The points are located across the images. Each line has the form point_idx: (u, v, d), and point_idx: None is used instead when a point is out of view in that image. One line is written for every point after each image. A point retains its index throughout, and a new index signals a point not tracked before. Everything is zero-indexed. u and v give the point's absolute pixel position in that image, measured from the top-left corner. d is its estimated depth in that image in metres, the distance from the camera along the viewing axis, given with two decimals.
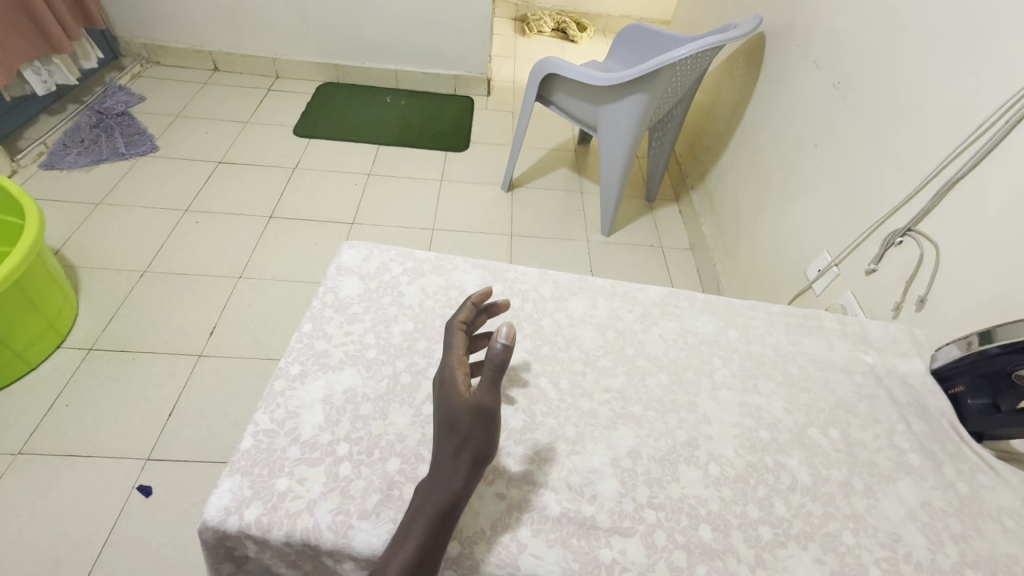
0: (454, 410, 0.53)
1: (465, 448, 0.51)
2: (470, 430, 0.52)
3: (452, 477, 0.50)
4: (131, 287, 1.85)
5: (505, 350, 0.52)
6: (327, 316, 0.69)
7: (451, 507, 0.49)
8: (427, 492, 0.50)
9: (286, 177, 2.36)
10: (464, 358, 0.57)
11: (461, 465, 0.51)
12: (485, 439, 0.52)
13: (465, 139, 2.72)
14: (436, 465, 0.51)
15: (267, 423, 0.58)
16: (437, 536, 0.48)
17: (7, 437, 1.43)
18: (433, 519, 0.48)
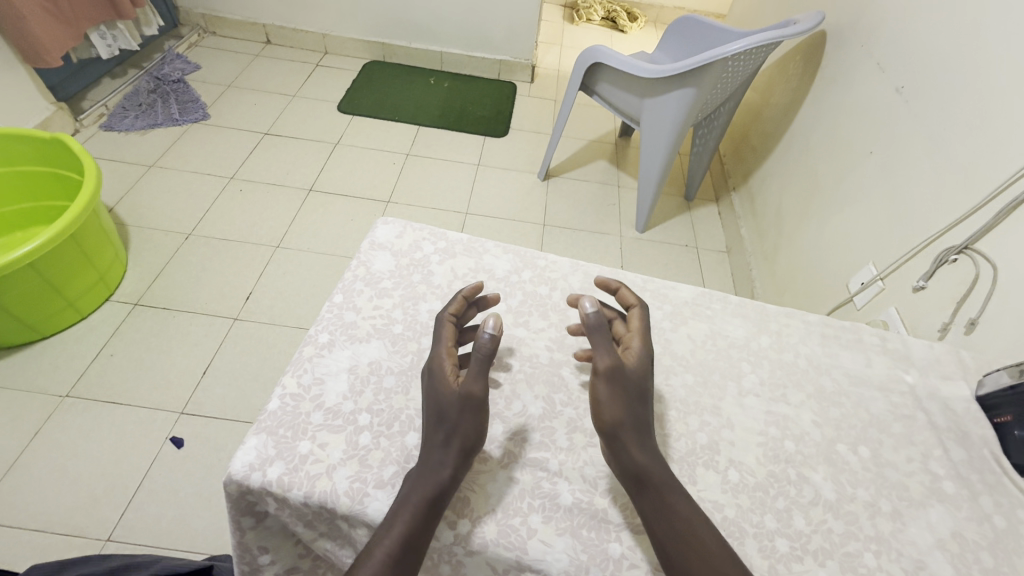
0: (442, 400, 0.54)
1: (454, 437, 0.53)
2: (459, 420, 0.53)
3: (440, 466, 0.51)
4: (176, 248, 1.93)
5: (491, 341, 0.54)
6: (358, 288, 0.70)
7: (441, 494, 0.50)
8: (415, 479, 0.51)
9: (327, 152, 2.41)
10: (452, 349, 0.58)
11: (450, 456, 0.52)
12: (474, 428, 0.53)
13: (505, 125, 2.71)
14: (426, 451, 0.53)
15: (294, 387, 0.60)
16: (429, 524, 0.49)
17: (57, 380, 1.53)
18: (423, 507, 0.49)
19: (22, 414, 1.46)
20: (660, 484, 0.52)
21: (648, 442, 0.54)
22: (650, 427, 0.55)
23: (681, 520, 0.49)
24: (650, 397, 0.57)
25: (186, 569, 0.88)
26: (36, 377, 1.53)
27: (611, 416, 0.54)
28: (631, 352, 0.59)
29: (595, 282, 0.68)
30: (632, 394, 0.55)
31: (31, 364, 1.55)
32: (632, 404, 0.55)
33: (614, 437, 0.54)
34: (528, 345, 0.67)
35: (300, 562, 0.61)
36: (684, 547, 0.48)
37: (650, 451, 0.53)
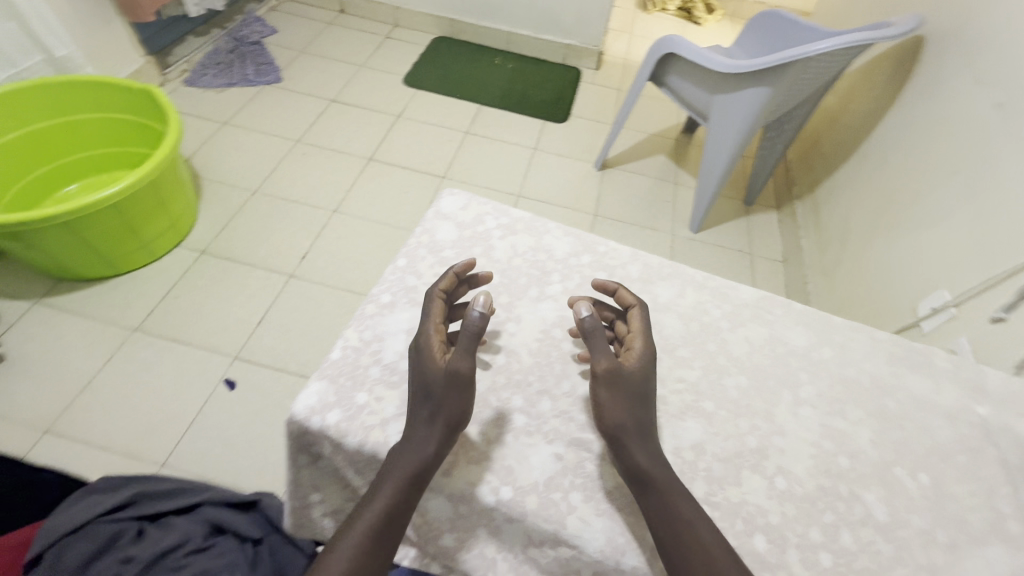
0: (429, 377, 0.55)
1: (439, 413, 0.53)
2: (445, 396, 0.53)
3: (425, 441, 0.52)
4: (242, 202, 2.03)
5: (480, 320, 0.55)
6: (421, 255, 0.72)
7: (425, 468, 0.51)
8: (397, 455, 0.52)
9: (389, 123, 2.46)
10: (441, 325, 0.59)
11: (434, 432, 0.52)
12: (459, 406, 0.53)
13: (565, 111, 2.68)
14: (413, 427, 0.53)
15: (355, 341, 0.62)
16: (412, 496, 0.51)
17: (129, 314, 1.65)
18: (407, 482, 0.51)
19: (97, 341, 1.59)
20: (658, 484, 0.51)
21: (648, 441, 0.54)
22: (651, 430, 0.56)
23: (681, 520, 0.49)
24: (653, 398, 0.58)
25: (235, 500, 0.92)
26: (111, 309, 1.66)
27: (612, 420, 0.54)
28: (634, 352, 0.59)
29: (592, 285, 0.68)
30: (633, 397, 0.56)
31: (109, 297, 1.68)
32: (635, 407, 0.55)
33: (616, 440, 0.53)
34: None
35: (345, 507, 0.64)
36: (684, 550, 0.48)
37: (652, 452, 0.53)
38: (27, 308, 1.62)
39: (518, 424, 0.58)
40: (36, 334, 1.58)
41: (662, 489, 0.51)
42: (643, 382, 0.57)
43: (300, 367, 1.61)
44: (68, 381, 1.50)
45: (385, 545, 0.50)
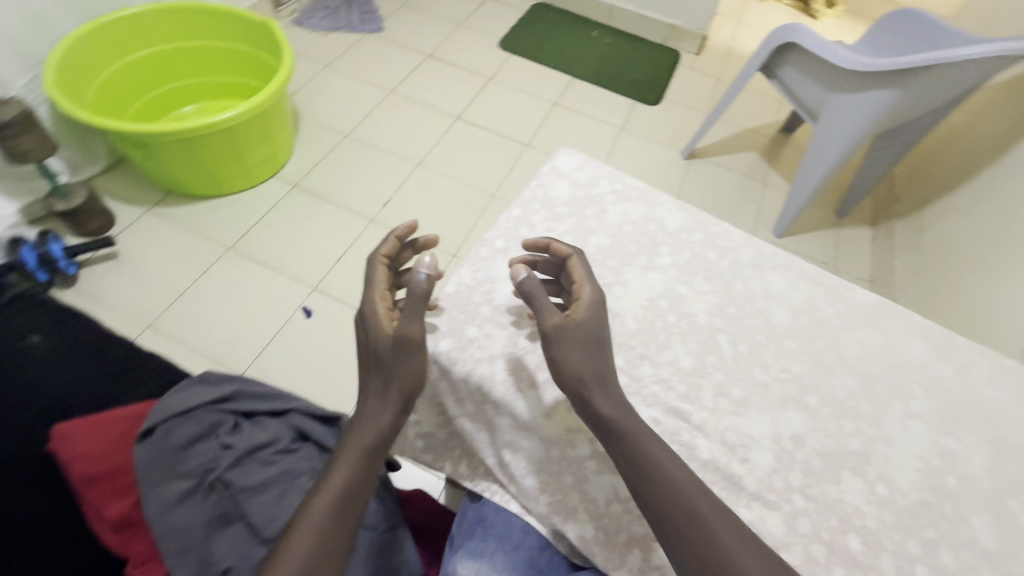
0: (377, 346, 0.59)
1: (391, 386, 0.58)
2: (395, 364, 0.58)
3: (380, 412, 0.59)
4: (334, 144, 2.11)
5: (426, 281, 0.58)
6: (535, 208, 0.73)
7: (380, 440, 0.59)
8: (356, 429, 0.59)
9: (480, 85, 2.47)
10: (385, 291, 0.63)
11: (389, 404, 0.58)
12: (411, 374, 0.58)
13: (659, 93, 2.59)
14: (365, 405, 0.60)
15: (469, 280, 0.65)
16: (369, 466, 0.59)
17: (226, 233, 1.78)
18: (364, 454, 0.58)
19: (195, 254, 1.72)
20: (623, 432, 0.51)
21: (609, 388, 0.54)
22: (611, 374, 0.55)
23: (657, 466, 0.50)
24: (608, 344, 0.57)
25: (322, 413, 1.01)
26: (210, 227, 1.79)
27: (572, 372, 0.53)
28: (582, 301, 0.59)
29: (525, 244, 0.66)
30: (587, 348, 0.55)
31: (209, 215, 1.81)
32: (590, 355, 0.55)
33: (578, 393, 0.53)
34: (687, 303, 0.67)
35: (436, 431, 0.70)
36: (656, 489, 0.49)
37: (615, 399, 0.53)
38: (141, 215, 1.77)
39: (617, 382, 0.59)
40: (146, 239, 1.72)
41: (627, 438, 0.51)
42: (594, 332, 0.56)
43: None
44: (168, 286, 1.64)
45: (350, 510, 0.57)
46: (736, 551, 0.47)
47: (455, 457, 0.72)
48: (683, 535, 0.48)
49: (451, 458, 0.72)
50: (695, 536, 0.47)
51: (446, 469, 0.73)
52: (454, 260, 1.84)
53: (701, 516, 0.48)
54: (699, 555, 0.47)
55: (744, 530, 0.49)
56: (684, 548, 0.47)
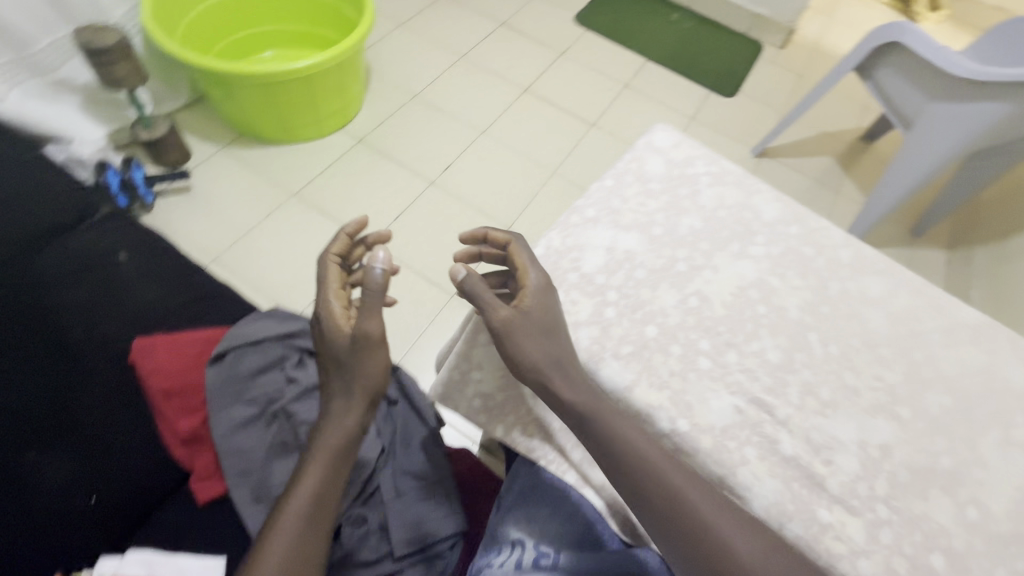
0: (339, 347, 0.73)
1: (355, 389, 0.71)
2: (357, 366, 0.72)
3: (348, 413, 0.71)
4: (402, 103, 2.11)
5: (381, 275, 0.73)
6: (627, 181, 0.71)
7: (347, 440, 0.69)
8: (327, 432, 0.69)
9: (551, 59, 2.41)
10: (339, 287, 0.77)
11: (356, 404, 0.71)
12: (375, 378, 0.72)
13: (735, 85, 2.47)
14: (328, 415, 0.71)
15: (557, 245, 0.64)
16: (336, 466, 0.68)
17: (292, 180, 1.82)
18: (333, 455, 0.68)
19: (261, 197, 1.77)
20: (590, 415, 0.54)
21: (571, 376, 0.56)
22: (575, 360, 0.56)
23: (626, 449, 0.53)
24: (564, 325, 0.57)
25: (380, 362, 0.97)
26: (278, 172, 1.83)
27: (530, 365, 0.56)
28: (527, 289, 0.58)
29: (465, 240, 0.75)
30: (539, 335, 0.56)
31: (277, 160, 1.86)
32: (545, 342, 0.56)
33: (542, 384, 0.56)
34: (779, 296, 0.64)
35: (498, 394, 0.69)
36: (627, 466, 0.53)
37: (578, 387, 0.55)
38: (214, 152, 1.83)
39: (702, 366, 0.57)
40: (219, 177, 1.78)
41: (589, 426, 0.54)
42: (546, 317, 0.57)
43: (423, 269, 1.70)
44: (234, 225, 1.69)
45: (326, 501, 0.66)
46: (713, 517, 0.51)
47: (512, 420, 0.69)
48: (657, 503, 0.53)
49: (506, 424, 0.69)
50: (666, 509, 0.52)
51: (497, 432, 0.70)
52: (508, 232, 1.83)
53: (673, 489, 0.52)
54: (673, 519, 0.52)
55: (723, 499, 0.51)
56: (659, 514, 0.53)
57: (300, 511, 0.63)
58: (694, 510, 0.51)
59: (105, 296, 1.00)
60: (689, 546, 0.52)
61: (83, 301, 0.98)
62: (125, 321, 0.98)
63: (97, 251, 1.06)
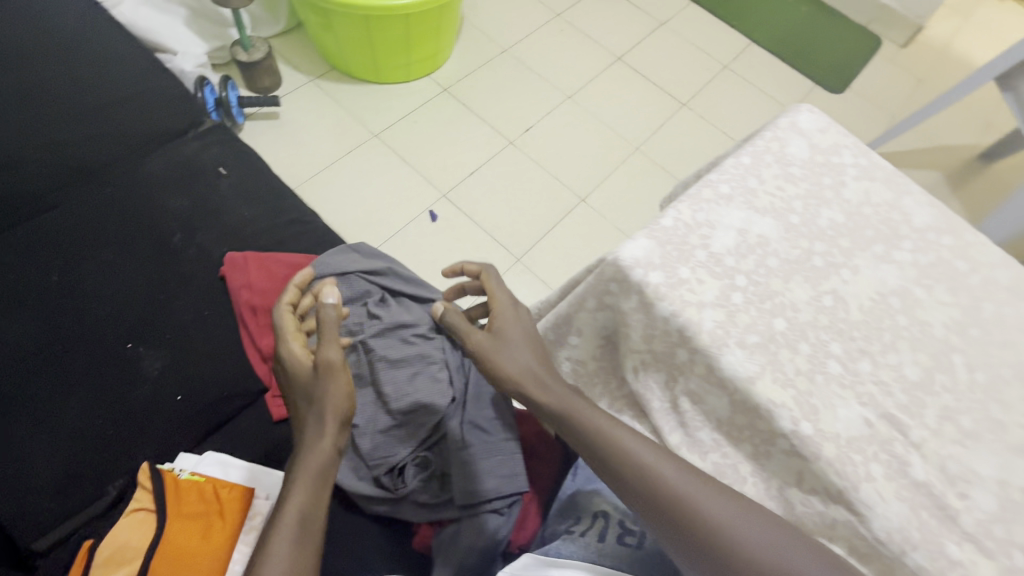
0: (305, 381, 0.70)
1: (325, 412, 0.66)
2: (323, 392, 0.68)
3: (321, 434, 0.65)
4: (491, 57, 2.05)
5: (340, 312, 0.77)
6: (767, 161, 0.65)
7: (329, 460, 0.63)
8: (303, 456, 0.63)
9: (650, 29, 2.28)
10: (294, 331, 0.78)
11: (329, 426, 0.65)
12: (341, 399, 0.68)
13: (845, 81, 2.28)
14: (303, 441, 0.64)
15: (687, 218, 0.59)
16: (320, 487, 0.61)
17: (375, 121, 1.82)
18: (317, 477, 0.61)
19: (342, 133, 1.77)
20: (563, 419, 0.60)
21: (544, 384, 0.64)
22: (549, 376, 0.65)
23: (613, 447, 0.56)
24: (533, 337, 0.69)
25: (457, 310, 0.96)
26: (362, 111, 1.83)
27: (509, 376, 0.66)
28: (496, 314, 0.73)
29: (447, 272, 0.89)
30: (508, 350, 0.68)
31: (361, 99, 1.85)
32: (517, 356, 0.67)
33: (522, 394, 0.65)
34: (924, 309, 0.58)
35: (591, 362, 0.71)
36: (613, 462, 0.55)
37: (553, 391, 0.62)
38: (304, 83, 1.84)
39: (832, 370, 0.53)
40: (306, 108, 1.80)
41: (569, 425, 0.59)
42: (514, 337, 0.69)
43: (493, 230, 1.68)
44: (316, 158, 1.71)
45: (314, 525, 0.58)
46: (717, 512, 0.50)
47: (602, 389, 0.72)
48: (654, 503, 0.52)
49: (595, 393, 0.73)
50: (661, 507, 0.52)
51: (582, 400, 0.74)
52: (582, 205, 1.78)
53: (672, 486, 0.52)
54: (676, 520, 0.51)
55: (724, 492, 0.52)
56: (657, 513, 0.52)
57: (284, 538, 0.55)
58: (698, 506, 0.50)
59: (205, 207, 1.04)
60: (697, 548, 0.50)
61: (187, 209, 1.03)
62: (220, 235, 1.02)
63: (198, 163, 1.09)
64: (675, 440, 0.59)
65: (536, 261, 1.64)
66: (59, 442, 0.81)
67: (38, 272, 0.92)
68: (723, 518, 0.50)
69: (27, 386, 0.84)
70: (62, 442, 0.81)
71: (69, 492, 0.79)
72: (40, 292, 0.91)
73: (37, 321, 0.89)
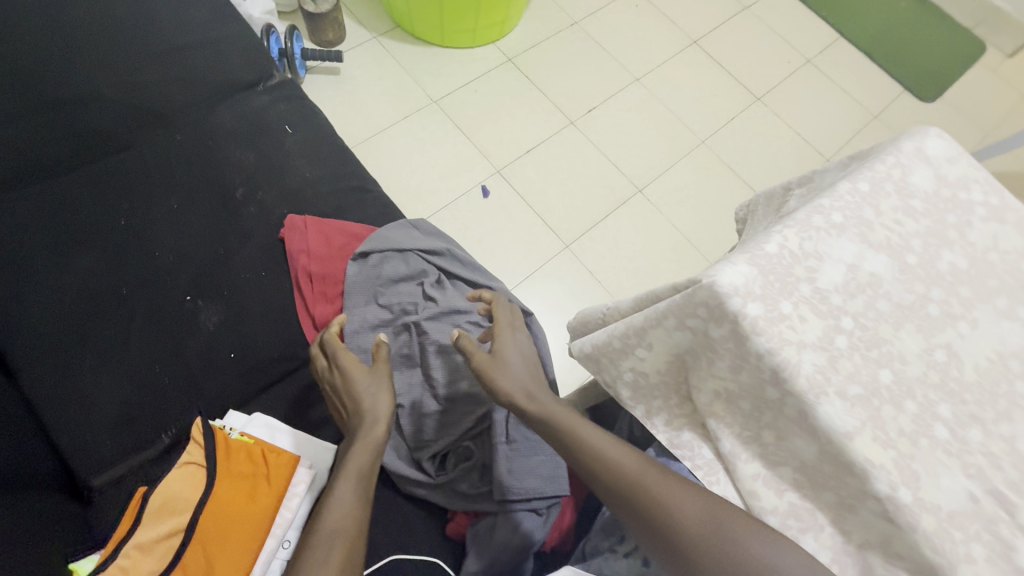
0: (348, 390, 0.76)
1: (372, 413, 0.73)
2: (366, 397, 0.74)
3: (375, 424, 0.71)
4: (561, 28, 1.95)
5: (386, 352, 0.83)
6: (887, 190, 0.59)
7: (374, 450, 0.69)
8: (353, 446, 0.69)
9: (732, 13, 2.13)
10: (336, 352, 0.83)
11: (380, 423, 0.72)
12: (383, 404, 0.74)
13: (939, 88, 2.09)
14: (353, 437, 0.71)
15: (794, 246, 0.54)
16: (367, 472, 0.67)
17: (435, 86, 1.76)
18: (363, 464, 0.67)
19: (401, 97, 1.73)
20: (536, 417, 0.67)
21: (535, 396, 0.70)
22: (537, 392, 0.70)
23: (573, 436, 0.63)
24: (530, 368, 0.74)
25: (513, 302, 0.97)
26: (423, 74, 1.78)
27: (503, 391, 0.71)
28: (500, 339, 0.78)
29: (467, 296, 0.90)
30: (507, 367, 0.73)
31: (423, 62, 1.80)
32: (513, 372, 0.72)
33: (512, 405, 0.70)
34: None
35: (654, 376, 0.64)
36: (570, 447, 0.62)
37: (540, 402, 0.68)
38: (367, 40, 1.79)
39: (937, 435, 0.49)
40: (368, 66, 1.75)
41: (539, 421, 0.66)
42: (511, 356, 0.75)
43: (544, 213, 1.63)
44: (373, 119, 1.68)
45: (362, 500, 0.64)
46: (673, 499, 0.55)
47: (660, 404, 0.66)
48: (612, 490, 0.58)
49: (653, 405, 0.66)
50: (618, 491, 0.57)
51: (637, 411, 0.68)
52: (638, 196, 1.71)
53: (630, 476, 0.57)
54: (633, 503, 0.56)
55: (678, 480, 0.56)
56: (616, 499, 0.58)
57: (334, 513, 0.61)
58: (658, 497, 0.55)
59: (269, 164, 1.03)
60: (655, 532, 0.54)
61: (252, 165, 1.02)
62: (282, 195, 1.01)
63: (265, 119, 1.07)
64: (749, 472, 0.56)
65: (584, 250, 1.60)
66: (119, 385, 0.83)
67: (107, 214, 0.93)
68: (677, 505, 0.54)
69: (92, 327, 0.86)
70: (122, 386, 0.83)
71: (126, 435, 0.81)
72: (109, 234, 0.92)
73: (104, 263, 0.90)
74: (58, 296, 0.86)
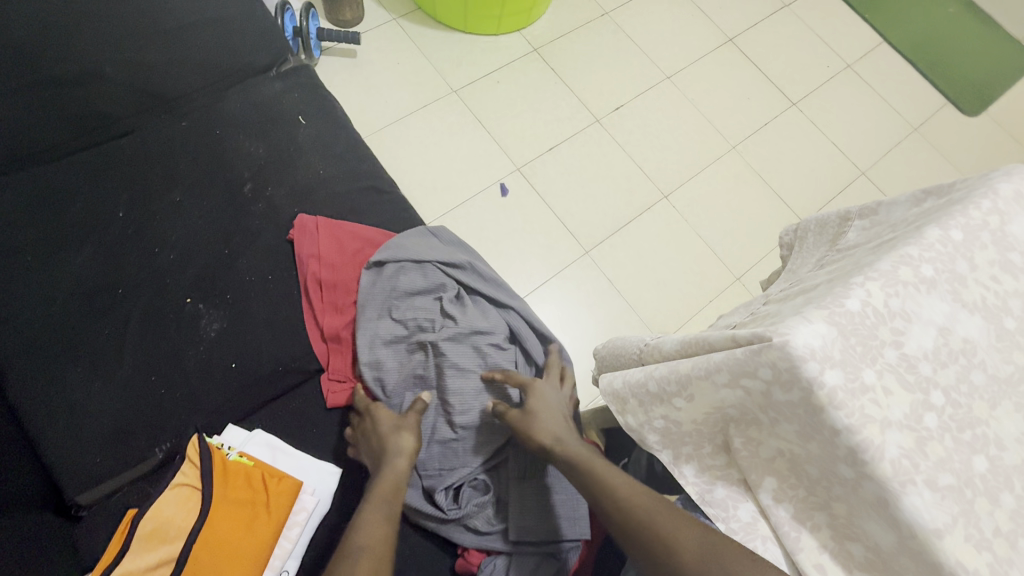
0: (376, 433, 0.73)
1: (398, 452, 0.69)
2: (394, 438, 0.71)
3: (399, 461, 0.68)
4: (590, 19, 1.85)
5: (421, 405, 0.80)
6: (982, 239, 0.51)
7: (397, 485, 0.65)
8: (377, 480, 0.65)
9: (771, 11, 2.02)
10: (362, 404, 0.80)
11: (404, 460, 0.68)
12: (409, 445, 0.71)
13: (984, 102, 1.99)
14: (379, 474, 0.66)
15: (879, 302, 0.46)
16: (391, 504, 0.62)
17: (456, 75, 1.67)
18: (386, 497, 0.62)
19: (419, 84, 1.64)
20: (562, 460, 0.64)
21: (563, 440, 0.67)
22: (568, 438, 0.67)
23: (589, 475, 0.60)
24: (561, 418, 0.72)
25: (535, 326, 0.91)
26: (444, 62, 1.69)
27: (536, 443, 0.69)
28: (528, 389, 0.76)
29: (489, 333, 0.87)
30: (535, 418, 0.71)
31: (444, 49, 1.70)
32: (541, 421, 0.70)
33: (547, 453, 0.67)
34: None
35: (688, 425, 0.57)
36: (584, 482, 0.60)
37: (570, 449, 0.65)
38: (386, 22, 1.70)
39: None
40: (386, 49, 1.66)
41: (563, 459, 0.64)
42: (537, 405, 0.73)
43: (564, 216, 1.56)
44: (390, 107, 1.60)
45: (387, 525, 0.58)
46: (676, 533, 0.50)
47: (691, 452, 0.59)
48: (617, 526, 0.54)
49: (682, 452, 0.60)
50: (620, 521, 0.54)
51: (663, 457, 0.62)
52: (664, 202, 1.63)
53: (637, 514, 0.53)
54: (636, 537, 0.52)
55: (682, 516, 0.51)
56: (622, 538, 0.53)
57: (356, 543, 0.55)
58: (665, 534, 0.50)
59: (281, 157, 0.96)
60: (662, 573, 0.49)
61: (261, 157, 0.95)
62: (292, 193, 0.94)
63: (277, 110, 1.00)
64: (811, 544, 0.51)
65: (605, 257, 1.53)
66: (112, 394, 0.77)
67: (105, 205, 0.87)
68: (677, 537, 0.49)
69: (85, 329, 0.80)
70: (116, 394, 0.77)
71: (118, 449, 0.75)
72: (107, 227, 0.86)
73: (101, 260, 0.84)
74: (50, 294, 0.80)
